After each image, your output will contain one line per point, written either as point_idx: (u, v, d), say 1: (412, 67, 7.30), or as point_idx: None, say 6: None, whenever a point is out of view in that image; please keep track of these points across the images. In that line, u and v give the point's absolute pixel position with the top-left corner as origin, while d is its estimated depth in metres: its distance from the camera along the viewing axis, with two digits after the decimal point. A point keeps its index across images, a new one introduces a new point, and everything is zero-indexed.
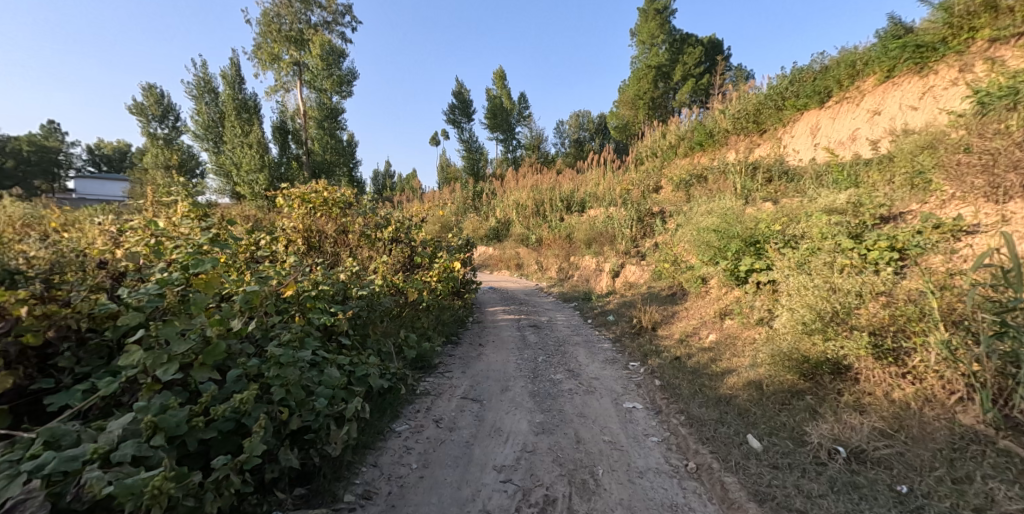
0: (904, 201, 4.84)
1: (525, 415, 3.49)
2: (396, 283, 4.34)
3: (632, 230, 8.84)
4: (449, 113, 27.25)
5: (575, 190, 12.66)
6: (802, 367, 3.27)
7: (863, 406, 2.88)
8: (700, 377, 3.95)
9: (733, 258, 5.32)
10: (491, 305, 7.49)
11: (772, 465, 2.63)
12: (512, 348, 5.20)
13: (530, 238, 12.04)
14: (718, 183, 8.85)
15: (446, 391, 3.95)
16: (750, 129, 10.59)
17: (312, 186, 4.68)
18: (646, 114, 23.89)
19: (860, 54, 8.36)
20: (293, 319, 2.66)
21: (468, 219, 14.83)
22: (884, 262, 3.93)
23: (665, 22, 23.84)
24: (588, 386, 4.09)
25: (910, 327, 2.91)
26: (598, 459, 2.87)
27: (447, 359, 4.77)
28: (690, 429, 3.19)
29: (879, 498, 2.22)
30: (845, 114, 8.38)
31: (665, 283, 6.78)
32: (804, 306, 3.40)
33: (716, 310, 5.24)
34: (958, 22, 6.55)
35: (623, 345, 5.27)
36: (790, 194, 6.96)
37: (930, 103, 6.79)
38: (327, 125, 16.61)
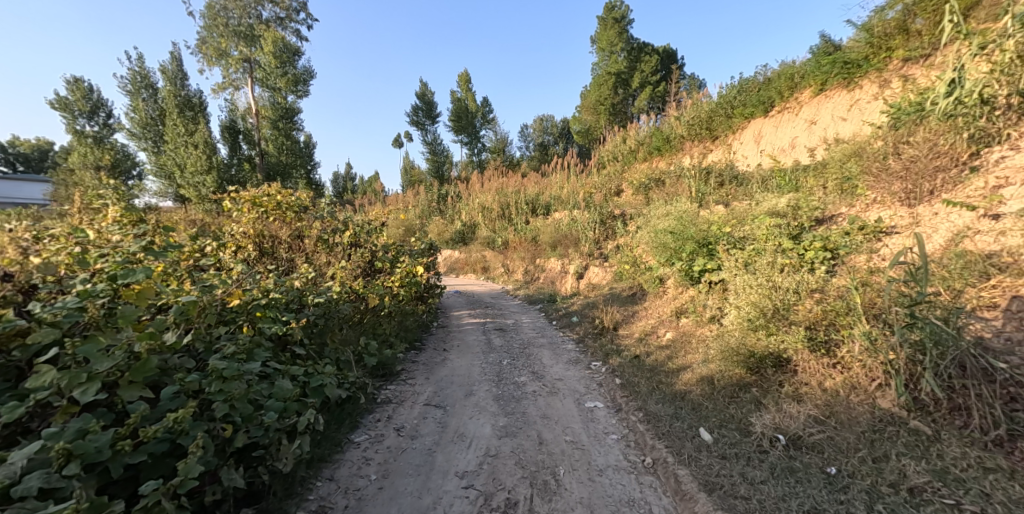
0: (835, 204, 5.27)
1: (489, 418, 3.50)
2: (356, 288, 4.22)
3: (595, 232, 9.08)
4: (411, 115, 26.87)
5: (540, 193, 12.83)
6: (749, 361, 3.48)
7: (800, 396, 3.10)
8: (657, 375, 4.11)
9: (688, 258, 5.58)
10: (456, 309, 7.46)
11: (721, 456, 2.78)
12: (477, 352, 5.20)
13: (495, 242, 12.08)
14: (674, 187, 9.27)
15: (408, 399, 3.89)
16: (703, 135, 11.15)
17: (264, 189, 4.40)
18: (606, 119, 24.75)
19: (797, 68, 9.03)
20: (241, 329, 2.53)
21: (433, 223, 14.69)
22: (818, 261, 4.25)
23: (623, 31, 24.67)
24: (552, 388, 4.15)
25: (839, 320, 3.15)
26: (560, 459, 2.93)
27: (411, 366, 4.70)
28: (647, 425, 3.32)
29: (812, 480, 2.41)
30: (786, 123, 9.02)
31: (626, 284, 7.01)
32: (749, 304, 3.61)
33: (672, 309, 5.47)
34: (878, 42, 7.23)
35: (585, 345, 5.39)
36: (740, 197, 7.38)
37: (857, 114, 7.45)
38: (282, 125, 15.93)
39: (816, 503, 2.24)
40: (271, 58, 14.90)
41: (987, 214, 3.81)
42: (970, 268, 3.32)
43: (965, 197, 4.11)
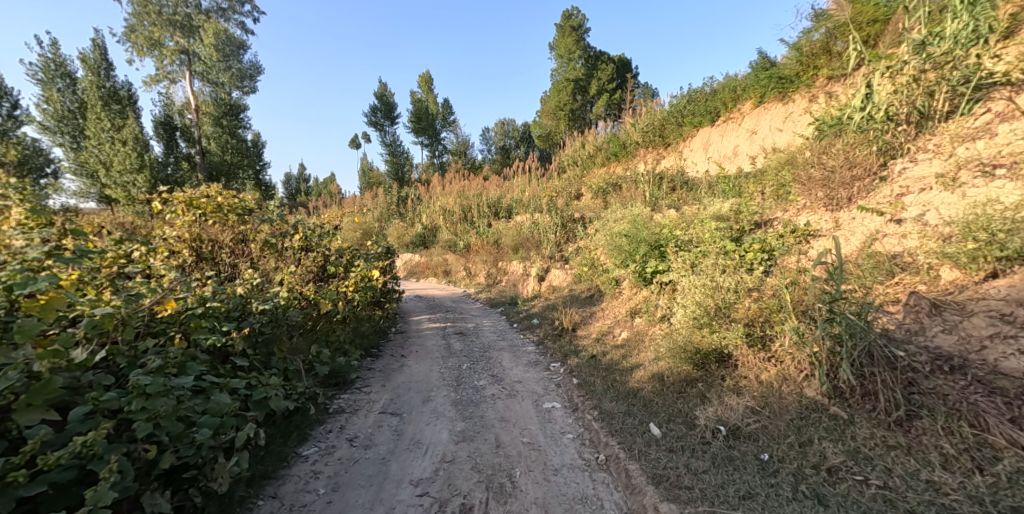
0: (772, 209, 5.68)
1: (447, 424, 3.46)
2: (306, 295, 4.02)
3: (556, 235, 9.22)
4: (368, 115, 26.05)
5: (502, 197, 12.87)
6: (695, 357, 3.65)
7: (740, 388, 3.30)
8: (612, 374, 4.24)
9: (641, 260, 5.79)
10: (416, 314, 7.33)
11: (668, 449, 2.91)
12: (436, 357, 5.12)
13: (457, 245, 11.95)
14: (629, 192, 9.59)
15: (363, 407, 3.76)
16: (656, 142, 11.64)
17: (203, 189, 4.09)
18: (566, 124, 25.38)
19: (739, 81, 9.65)
20: (172, 342, 2.36)
21: (393, 226, 14.33)
22: (757, 262, 4.57)
23: (580, 39, 25.34)
24: (510, 390, 4.18)
25: (773, 317, 3.39)
26: (516, 461, 2.94)
27: (366, 373, 4.54)
28: (602, 423, 3.41)
29: (748, 467, 2.57)
30: (730, 132, 9.62)
31: (585, 285, 7.18)
32: (694, 303, 3.80)
33: (628, 309, 5.66)
34: (807, 61, 7.90)
35: (545, 346, 5.46)
36: (691, 202, 7.76)
37: (791, 125, 8.08)
38: (226, 123, 14.99)
39: (751, 488, 2.39)
40: (213, 51, 13.96)
41: (893, 219, 4.25)
42: (879, 267, 3.70)
43: (876, 203, 4.56)
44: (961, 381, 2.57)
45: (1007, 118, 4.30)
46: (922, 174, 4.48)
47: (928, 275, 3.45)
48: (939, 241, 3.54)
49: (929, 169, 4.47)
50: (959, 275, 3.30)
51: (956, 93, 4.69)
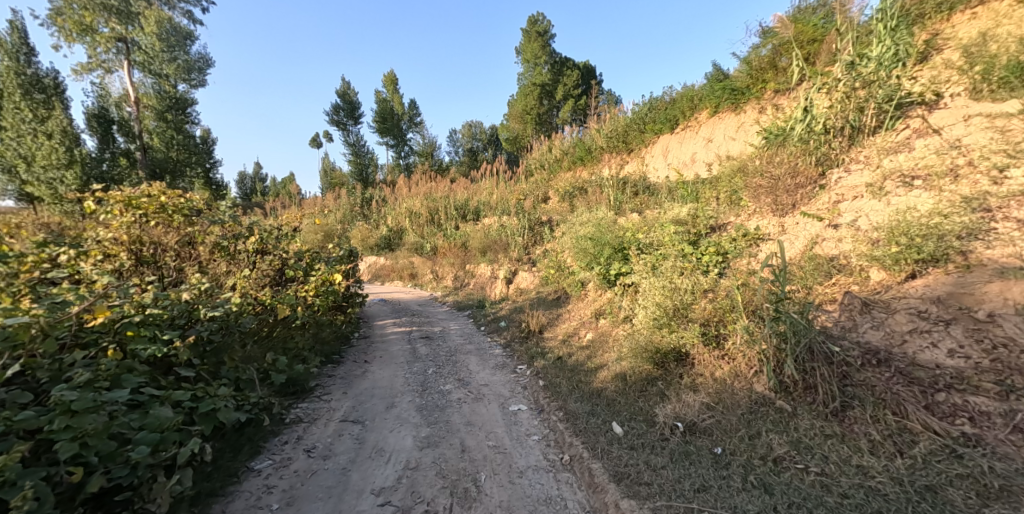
0: (726, 213, 5.97)
1: (411, 430, 3.40)
2: (261, 300, 3.83)
3: (523, 238, 9.29)
4: (330, 114, 25.24)
5: (469, 199, 12.81)
6: (655, 357, 3.78)
7: (696, 385, 3.44)
8: (577, 375, 4.31)
9: (605, 263, 5.93)
10: (380, 318, 7.16)
11: (630, 447, 2.99)
12: (401, 362, 5.02)
13: (424, 248, 11.77)
14: (594, 195, 9.79)
15: (323, 416, 3.63)
16: (620, 148, 11.96)
17: (144, 188, 3.83)
18: (533, 128, 25.60)
19: (696, 91, 10.10)
20: (105, 353, 2.20)
21: (356, 228, 13.94)
22: (712, 264, 4.79)
23: (546, 45, 25.71)
24: (476, 394, 4.16)
25: (726, 316, 3.56)
26: (481, 465, 2.94)
27: (327, 381, 4.39)
28: (566, 424, 3.46)
29: (702, 461, 2.69)
30: (688, 139, 10.03)
31: (551, 288, 7.27)
32: (655, 304, 3.94)
33: (593, 311, 5.77)
34: (757, 74, 8.38)
35: (512, 349, 5.48)
36: (653, 206, 8.01)
37: (743, 135, 8.54)
38: (170, 117, 14.11)
39: (705, 481, 2.50)
40: (156, 40, 12.97)
41: (831, 224, 4.58)
42: (819, 269, 3.99)
43: (817, 209, 4.91)
44: (887, 373, 2.80)
45: (923, 134, 4.79)
46: (855, 182, 4.86)
47: (859, 276, 3.76)
48: (869, 245, 3.87)
49: (861, 178, 4.86)
50: (885, 276, 3.61)
51: (882, 110, 5.15)
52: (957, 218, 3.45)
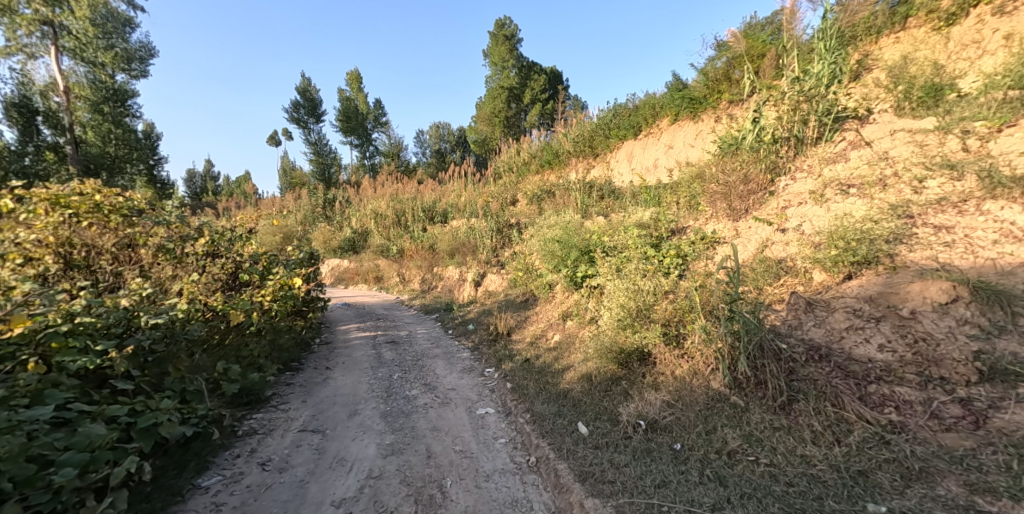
0: (685, 217, 6.22)
1: (374, 438, 3.31)
2: (211, 306, 3.61)
3: (492, 240, 9.29)
4: (290, 112, 24.28)
5: (436, 201, 12.67)
6: (619, 357, 3.87)
7: (658, 384, 3.55)
8: (544, 376, 4.35)
9: (572, 265, 6.02)
10: (343, 323, 6.94)
11: (594, 446, 3.05)
12: (365, 368, 4.89)
13: (390, 250, 11.52)
14: (562, 199, 9.92)
15: (280, 426, 3.47)
16: (586, 152, 12.20)
17: (76, 186, 3.53)
18: (501, 131, 25.67)
19: (657, 99, 10.46)
20: (26, 367, 2.02)
21: (318, 230, 13.46)
22: (673, 267, 4.96)
23: (514, 49, 25.88)
24: (443, 398, 4.12)
25: (685, 316, 3.69)
26: (448, 471, 2.90)
27: (285, 389, 4.20)
28: (533, 425, 3.48)
29: (663, 457, 2.78)
30: (650, 145, 10.36)
31: (520, 290, 7.30)
32: (619, 305, 4.03)
33: (560, 313, 5.84)
34: (714, 85, 8.78)
35: (480, 352, 5.46)
36: (618, 209, 8.21)
37: (701, 142, 8.91)
38: (107, 110, 13.19)
39: (665, 477, 2.58)
40: (89, 26, 11.87)
41: (780, 228, 4.85)
42: (768, 271, 4.24)
43: (767, 214, 5.19)
44: (827, 367, 3.00)
45: (857, 146, 5.19)
46: (801, 189, 5.18)
47: (804, 277, 4.01)
48: (812, 248, 4.14)
49: (805, 186, 5.19)
50: (826, 277, 3.86)
51: (822, 122, 5.56)
52: (885, 224, 3.79)
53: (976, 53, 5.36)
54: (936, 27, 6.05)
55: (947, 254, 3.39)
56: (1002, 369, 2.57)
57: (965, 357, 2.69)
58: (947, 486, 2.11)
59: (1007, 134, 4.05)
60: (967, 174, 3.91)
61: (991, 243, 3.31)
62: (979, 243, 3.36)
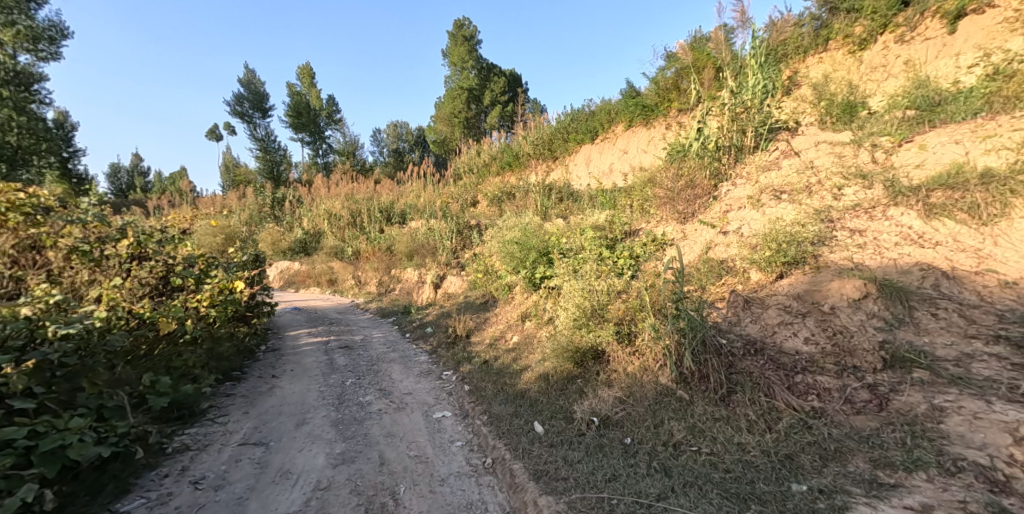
0: (638, 219, 6.45)
1: (323, 448, 3.17)
2: (136, 314, 3.39)
3: (452, 242, 9.18)
4: (233, 105, 22.78)
5: (394, 202, 12.36)
6: (575, 356, 3.93)
7: (611, 381, 3.64)
8: (502, 377, 4.35)
9: (531, 267, 6.07)
10: (292, 328, 6.60)
11: (550, 445, 3.09)
12: (316, 375, 4.66)
13: (345, 252, 11.09)
14: (522, 200, 9.99)
15: (217, 441, 3.23)
16: (546, 155, 12.36)
17: None
18: (461, 132, 25.48)
19: (613, 105, 10.79)
20: None
21: (265, 230, 12.70)
22: (626, 267, 5.13)
23: (473, 50, 25.82)
24: (399, 403, 4.01)
25: (637, 314, 3.80)
26: (401, 477, 2.83)
27: (224, 401, 3.92)
28: (490, 427, 3.47)
29: (614, 452, 2.86)
30: (606, 149, 10.68)
31: (479, 292, 7.28)
32: (574, 305, 4.09)
33: (519, 314, 5.85)
34: (665, 94, 9.18)
35: (438, 355, 5.38)
36: (576, 212, 8.37)
37: (653, 147, 9.30)
38: (9, 93, 11.69)
39: (615, 471, 2.66)
40: None
41: (722, 230, 5.16)
42: (712, 272, 4.51)
43: (711, 217, 5.50)
44: (762, 360, 3.20)
45: (788, 155, 5.63)
46: (740, 194, 5.54)
47: (743, 277, 4.30)
48: (750, 249, 4.43)
49: (744, 191, 5.56)
50: (761, 276, 4.15)
51: (758, 133, 5.98)
52: (810, 228, 4.14)
53: (883, 76, 6.05)
54: (851, 51, 6.71)
55: (860, 254, 3.78)
56: (901, 356, 2.88)
57: (872, 346, 2.99)
58: (856, 463, 2.32)
59: (906, 147, 4.57)
60: (876, 183, 4.36)
61: (893, 244, 3.74)
62: (884, 245, 3.77)
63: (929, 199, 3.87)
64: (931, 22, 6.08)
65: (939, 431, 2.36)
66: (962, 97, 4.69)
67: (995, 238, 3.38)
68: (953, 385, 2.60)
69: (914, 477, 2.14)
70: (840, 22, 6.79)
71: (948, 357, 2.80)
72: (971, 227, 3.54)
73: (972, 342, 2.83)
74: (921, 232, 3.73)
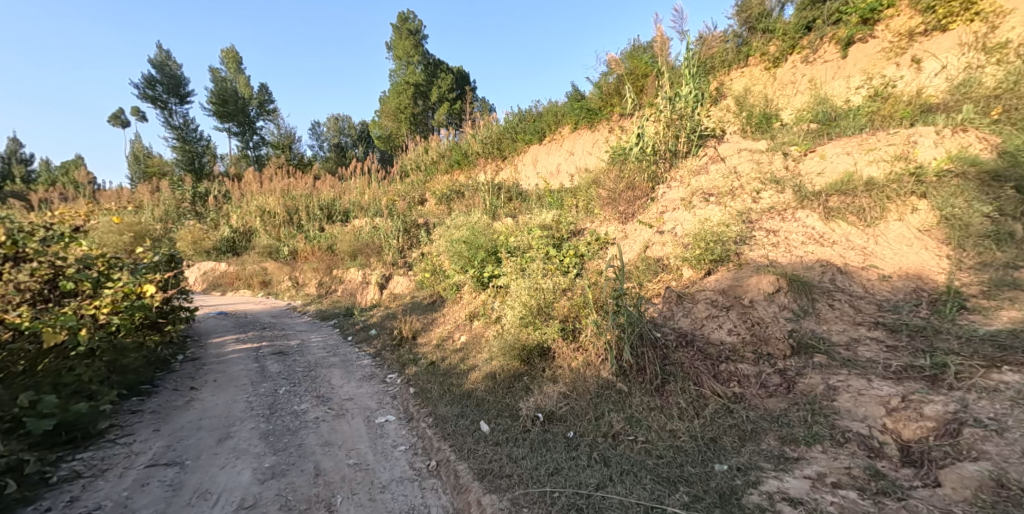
0: (583, 219, 6.65)
1: (250, 463, 2.95)
2: (11, 324, 2.98)
3: (399, 241, 8.93)
4: (143, 88, 20.39)
5: (335, 199, 11.77)
6: (522, 353, 3.97)
7: (556, 377, 3.71)
8: (448, 378, 4.30)
9: (479, 266, 6.05)
10: (217, 335, 6.06)
11: (495, 443, 3.10)
12: (244, 385, 4.33)
13: (280, 252, 10.40)
14: (470, 199, 9.93)
15: (119, 465, 2.89)
16: (495, 154, 12.38)
17: None
18: (407, 128, 24.83)
19: (559, 107, 11.03)
20: None
21: (185, 228, 11.53)
22: (572, 266, 5.28)
23: (419, 44, 25.27)
24: (338, 410, 3.84)
25: (581, 311, 3.90)
26: (338, 487, 2.71)
27: (130, 419, 3.51)
28: (435, 429, 3.42)
29: (557, 446, 2.94)
30: (553, 150, 10.91)
31: (426, 292, 7.14)
32: (520, 303, 4.12)
33: (466, 314, 5.81)
34: (608, 98, 9.53)
35: (382, 358, 5.20)
36: (525, 211, 8.46)
37: (598, 150, 9.63)
38: None
39: (558, 464, 2.72)
40: None
41: (659, 230, 5.47)
42: (650, 269, 4.77)
43: (649, 218, 5.80)
44: (692, 351, 3.42)
45: (715, 161, 6.08)
46: (674, 197, 5.89)
47: (676, 273, 4.57)
48: (682, 248, 4.73)
49: (678, 194, 5.92)
50: (692, 273, 4.44)
51: (690, 139, 6.40)
52: (733, 228, 4.49)
53: (792, 92, 6.73)
54: (767, 67, 7.38)
55: (774, 252, 4.17)
56: (805, 343, 3.22)
57: (783, 335, 3.32)
58: (768, 441, 2.57)
59: (810, 157, 5.12)
60: (787, 188, 4.83)
61: (800, 243, 4.18)
62: (793, 243, 4.20)
63: (828, 203, 4.38)
64: (828, 46, 6.83)
65: (833, 407, 2.67)
66: (852, 114, 5.36)
67: (876, 238, 3.98)
68: (844, 367, 2.96)
69: (813, 450, 2.41)
70: (758, 40, 7.46)
71: (840, 342, 3.19)
72: (859, 228, 4.11)
73: (859, 328, 3.26)
74: (822, 232, 4.22)
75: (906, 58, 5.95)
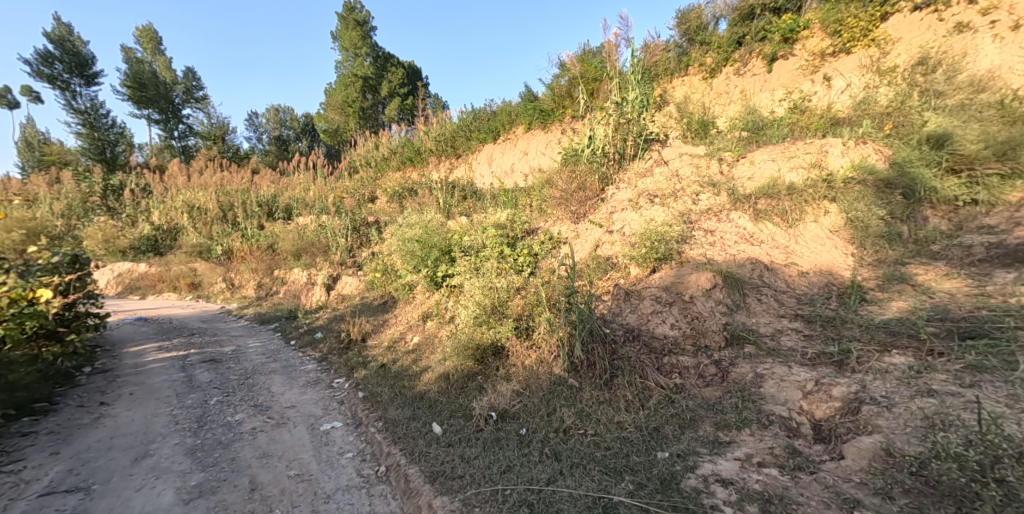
0: (537, 219, 6.73)
1: (172, 483, 2.70)
2: None
3: (347, 240, 8.59)
4: (43, 66, 18.00)
5: (277, 196, 11.09)
6: (476, 353, 3.95)
7: (510, 375, 3.73)
8: (399, 381, 4.19)
9: (432, 265, 5.94)
10: (135, 343, 5.50)
11: (447, 444, 3.07)
12: (167, 397, 3.96)
13: (213, 252, 9.67)
14: (423, 197, 9.73)
15: (6, 496, 2.54)
16: (448, 152, 12.22)
17: None
18: (356, 123, 23.87)
19: (512, 107, 11.08)
20: None
21: (96, 225, 10.31)
22: (526, 265, 5.33)
23: (368, 36, 24.39)
24: (279, 418, 3.62)
25: (534, 309, 3.94)
26: (277, 501, 2.56)
27: (22, 443, 3.10)
28: (385, 433, 3.32)
29: (510, 444, 2.95)
30: (507, 150, 10.95)
31: (377, 293, 6.91)
32: (474, 302, 4.09)
33: (419, 314, 5.69)
34: (560, 100, 9.70)
35: (329, 362, 4.97)
36: (479, 210, 8.43)
37: (551, 150, 9.80)
38: None
39: (510, 462, 2.74)
40: None
41: (608, 229, 5.66)
42: (600, 267, 4.92)
43: (599, 218, 5.98)
44: (639, 346, 3.57)
45: (659, 164, 6.39)
46: (623, 198, 6.11)
47: (624, 271, 4.75)
48: (630, 247, 4.92)
49: (626, 195, 6.15)
50: (639, 270, 4.63)
51: (637, 143, 6.67)
52: (676, 228, 4.74)
53: (727, 101, 7.22)
54: (704, 77, 7.85)
55: (711, 251, 4.46)
56: (738, 335, 3.47)
57: (718, 328, 3.56)
58: (705, 428, 2.74)
59: (742, 162, 5.52)
60: (723, 191, 5.17)
61: (733, 242, 4.50)
62: (727, 242, 4.52)
63: (756, 205, 4.75)
64: (756, 61, 7.39)
65: (760, 393, 2.89)
66: (777, 124, 5.84)
67: (797, 238, 4.37)
68: (770, 356, 3.22)
69: (743, 433, 2.60)
70: (696, 51, 7.93)
71: (767, 332, 3.47)
72: (783, 229, 4.50)
73: (783, 320, 3.56)
74: (752, 232, 4.56)
75: (819, 75, 6.57)
